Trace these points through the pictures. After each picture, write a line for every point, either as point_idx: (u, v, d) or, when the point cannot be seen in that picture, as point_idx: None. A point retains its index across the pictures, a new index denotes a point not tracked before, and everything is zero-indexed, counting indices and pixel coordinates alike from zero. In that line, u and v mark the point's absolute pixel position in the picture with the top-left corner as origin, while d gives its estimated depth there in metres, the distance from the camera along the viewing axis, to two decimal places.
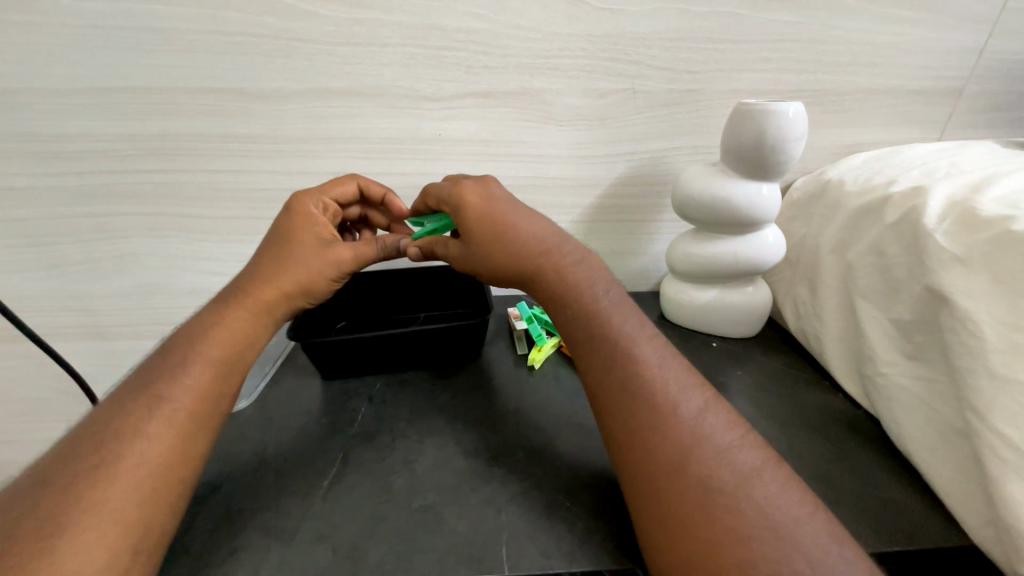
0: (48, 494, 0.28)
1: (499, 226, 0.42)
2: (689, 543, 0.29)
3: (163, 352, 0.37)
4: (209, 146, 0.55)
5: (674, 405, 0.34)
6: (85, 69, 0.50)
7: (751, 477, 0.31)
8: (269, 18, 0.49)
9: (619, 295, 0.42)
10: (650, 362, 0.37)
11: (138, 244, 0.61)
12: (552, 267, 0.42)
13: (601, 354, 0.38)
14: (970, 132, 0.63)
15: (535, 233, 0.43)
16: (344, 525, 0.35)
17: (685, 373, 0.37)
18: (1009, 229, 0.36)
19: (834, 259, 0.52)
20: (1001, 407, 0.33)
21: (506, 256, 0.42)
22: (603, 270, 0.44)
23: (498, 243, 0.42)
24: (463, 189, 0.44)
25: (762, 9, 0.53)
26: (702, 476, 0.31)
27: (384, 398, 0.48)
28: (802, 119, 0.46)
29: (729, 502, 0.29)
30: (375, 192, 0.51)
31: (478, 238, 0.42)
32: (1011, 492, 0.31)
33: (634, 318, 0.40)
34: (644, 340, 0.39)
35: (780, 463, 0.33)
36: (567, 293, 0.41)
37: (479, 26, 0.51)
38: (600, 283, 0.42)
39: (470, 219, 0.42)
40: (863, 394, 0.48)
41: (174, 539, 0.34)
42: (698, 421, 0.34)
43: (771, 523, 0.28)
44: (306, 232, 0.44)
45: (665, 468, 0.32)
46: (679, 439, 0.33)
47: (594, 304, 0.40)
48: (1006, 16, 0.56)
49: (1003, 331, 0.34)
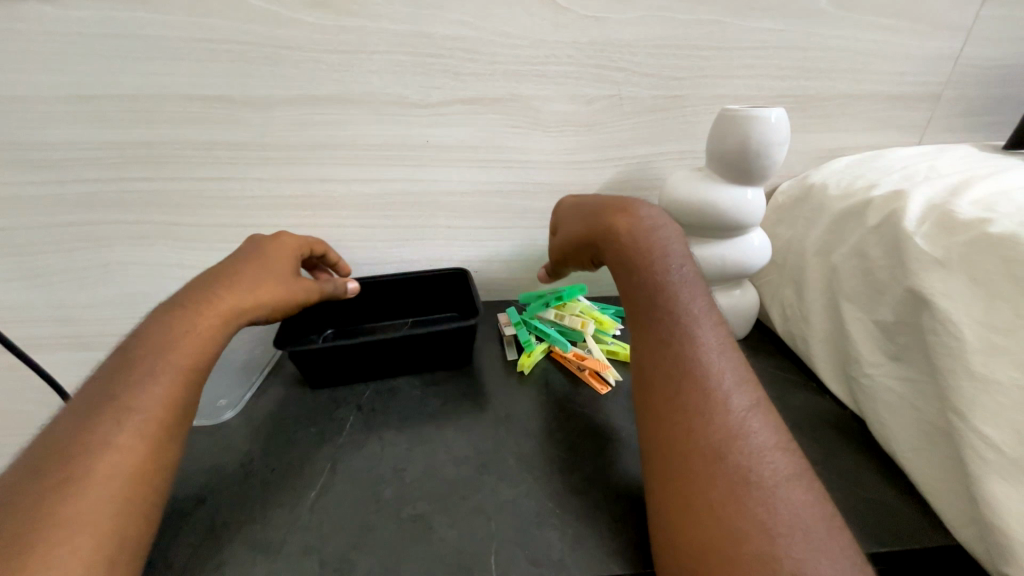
0: (10, 512, 0.27)
1: (586, 204, 0.50)
2: (713, 527, 0.29)
3: (126, 358, 0.36)
4: (195, 154, 0.55)
5: (724, 396, 0.35)
6: (66, 77, 0.50)
7: (786, 480, 0.31)
8: (255, 26, 0.49)
9: (692, 274, 0.42)
10: (709, 348, 0.38)
11: (122, 252, 0.60)
12: (627, 228, 0.44)
13: (661, 330, 0.39)
14: (948, 136, 0.64)
15: (616, 203, 0.48)
16: (332, 537, 0.35)
17: (741, 369, 0.38)
18: (986, 232, 0.37)
19: (819, 262, 0.53)
20: (982, 406, 0.34)
21: (587, 219, 0.48)
22: (681, 246, 0.44)
23: (584, 208, 0.50)
24: (561, 201, 0.56)
25: (745, 17, 0.54)
26: (740, 469, 0.31)
27: (373, 406, 0.48)
28: (785, 124, 0.47)
29: (761, 498, 0.30)
30: (335, 258, 0.56)
31: (569, 218, 0.51)
32: (993, 491, 0.32)
33: (703, 304, 0.41)
34: (708, 326, 0.39)
35: (807, 468, 0.33)
36: (638, 258, 0.42)
37: (467, 33, 0.52)
38: (675, 257, 0.42)
39: (564, 211, 0.53)
40: (848, 396, 0.48)
41: (159, 554, 0.34)
42: (745, 415, 0.34)
43: (799, 524, 0.29)
44: (286, 256, 0.46)
45: (702, 454, 0.33)
46: (721, 429, 0.33)
47: (665, 278, 0.41)
48: (981, 23, 0.57)
49: (982, 331, 0.35)
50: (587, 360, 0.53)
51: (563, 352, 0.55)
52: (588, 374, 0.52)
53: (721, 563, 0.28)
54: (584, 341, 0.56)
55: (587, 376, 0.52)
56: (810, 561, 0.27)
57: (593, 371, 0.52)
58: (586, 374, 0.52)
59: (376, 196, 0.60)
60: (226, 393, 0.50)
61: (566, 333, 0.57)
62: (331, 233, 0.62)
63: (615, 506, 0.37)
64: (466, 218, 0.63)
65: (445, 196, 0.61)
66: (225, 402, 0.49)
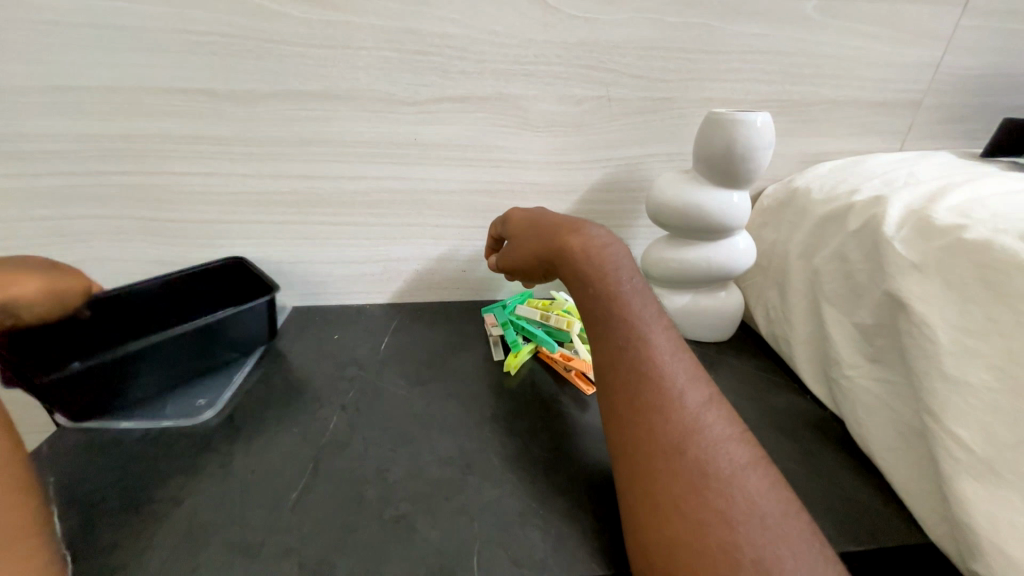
0: None
1: (534, 221, 0.51)
2: (680, 524, 0.30)
3: None
4: (176, 147, 0.54)
5: (681, 394, 0.36)
6: (43, 67, 0.48)
7: (745, 471, 0.32)
8: (238, 18, 0.48)
9: (641, 283, 0.43)
10: (662, 349, 0.39)
11: (98, 249, 0.58)
12: (577, 245, 0.45)
13: (616, 334, 0.40)
14: (929, 143, 0.66)
15: (565, 221, 0.48)
16: (312, 538, 0.34)
17: (694, 367, 0.39)
18: (960, 238, 0.38)
19: (802, 265, 0.54)
20: (953, 408, 0.35)
21: (536, 242, 0.48)
22: (629, 257, 0.45)
23: (533, 225, 0.50)
24: (509, 210, 0.55)
25: (732, 22, 0.54)
26: (702, 463, 0.32)
27: (357, 406, 0.48)
28: (769, 128, 0.48)
29: (722, 490, 0.31)
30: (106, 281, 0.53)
31: (518, 233, 0.51)
32: (962, 489, 0.33)
33: (655, 309, 0.42)
34: (658, 329, 0.40)
35: (765, 458, 0.34)
36: (591, 271, 0.43)
37: (455, 31, 0.51)
38: (625, 268, 0.43)
39: (514, 223, 0.53)
40: (828, 397, 0.49)
41: (133, 559, 0.33)
42: (702, 411, 0.35)
43: (758, 512, 0.30)
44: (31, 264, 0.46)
45: (666, 452, 0.33)
46: (681, 425, 0.34)
47: (618, 287, 0.42)
48: (960, 33, 0.58)
49: (956, 334, 0.36)
50: (574, 360, 0.53)
51: (550, 352, 0.54)
52: (574, 374, 0.52)
53: (689, 558, 0.29)
54: (571, 341, 0.56)
55: (574, 376, 0.52)
56: (771, 549, 0.28)
57: (580, 371, 0.52)
58: (573, 374, 0.52)
59: (363, 193, 0.59)
60: (205, 392, 0.49)
61: (554, 333, 0.56)
62: (316, 229, 0.60)
63: (598, 505, 0.37)
64: (454, 216, 0.62)
65: (433, 194, 0.60)
66: (204, 402, 0.48)
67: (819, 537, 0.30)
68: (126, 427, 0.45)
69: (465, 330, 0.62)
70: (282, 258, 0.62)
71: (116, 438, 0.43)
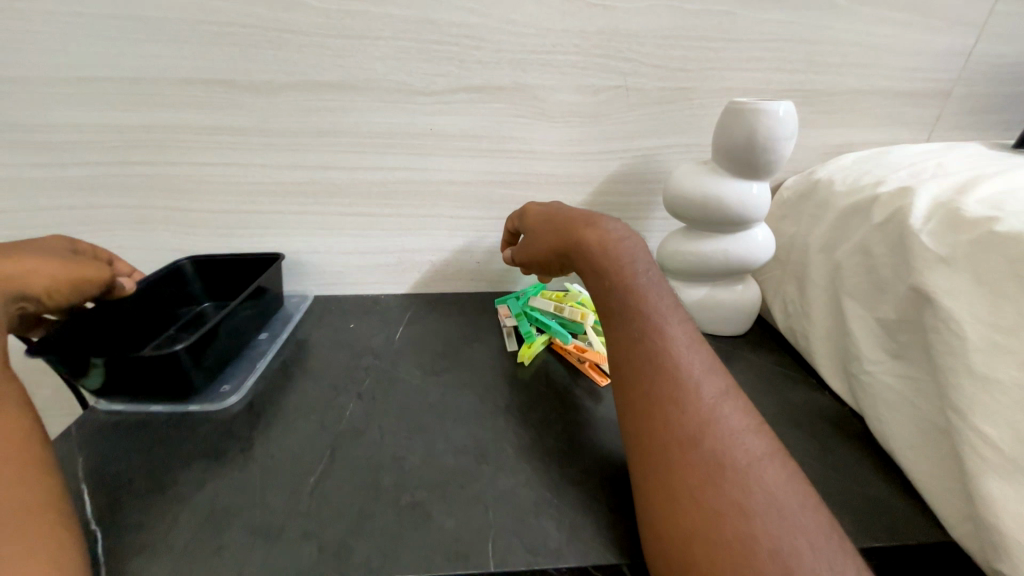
0: None
1: (549, 217, 0.50)
2: (694, 513, 0.30)
3: None
4: (197, 138, 0.54)
5: (697, 385, 0.36)
6: (71, 59, 0.49)
7: (761, 462, 0.32)
8: (258, 9, 0.49)
9: (657, 276, 0.43)
10: (679, 342, 0.38)
11: (122, 237, 0.59)
12: (593, 237, 0.44)
13: (631, 327, 0.40)
14: (957, 134, 0.63)
15: (583, 216, 0.48)
16: (332, 522, 0.35)
17: (709, 359, 0.38)
18: (993, 231, 0.37)
19: (822, 259, 0.53)
20: (980, 405, 0.34)
21: (554, 236, 0.48)
22: (645, 250, 0.45)
23: (548, 221, 0.50)
24: (526, 205, 0.55)
25: (755, 9, 0.53)
26: (718, 454, 0.32)
27: (374, 394, 0.48)
28: (792, 118, 0.47)
29: (738, 481, 0.31)
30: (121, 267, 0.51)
31: (533, 229, 0.51)
32: (988, 488, 0.32)
33: (671, 301, 0.41)
34: (674, 321, 0.40)
35: (783, 450, 0.33)
36: (606, 263, 0.43)
37: (472, 20, 0.51)
38: (641, 261, 0.43)
39: (530, 219, 0.53)
40: (848, 392, 0.48)
41: (160, 538, 0.34)
42: (718, 403, 0.35)
43: (774, 504, 0.30)
44: (48, 245, 0.45)
45: (681, 443, 0.33)
46: (696, 416, 0.34)
47: (633, 280, 0.41)
48: (993, 19, 0.56)
49: (986, 330, 0.35)
50: (588, 351, 0.53)
51: (564, 343, 0.54)
52: (588, 365, 0.52)
53: (703, 547, 0.29)
54: (584, 333, 0.56)
55: (587, 368, 0.52)
56: (788, 539, 0.28)
57: (593, 362, 0.52)
58: (587, 366, 0.52)
59: (379, 184, 0.59)
60: (230, 376, 0.50)
61: (567, 325, 0.56)
62: (332, 220, 0.61)
63: (613, 496, 0.37)
64: (468, 208, 0.62)
65: (448, 185, 0.60)
66: (228, 387, 0.48)
67: (838, 530, 0.29)
68: (157, 413, 0.46)
69: (479, 321, 0.62)
70: (299, 249, 0.62)
71: (144, 422, 0.45)
